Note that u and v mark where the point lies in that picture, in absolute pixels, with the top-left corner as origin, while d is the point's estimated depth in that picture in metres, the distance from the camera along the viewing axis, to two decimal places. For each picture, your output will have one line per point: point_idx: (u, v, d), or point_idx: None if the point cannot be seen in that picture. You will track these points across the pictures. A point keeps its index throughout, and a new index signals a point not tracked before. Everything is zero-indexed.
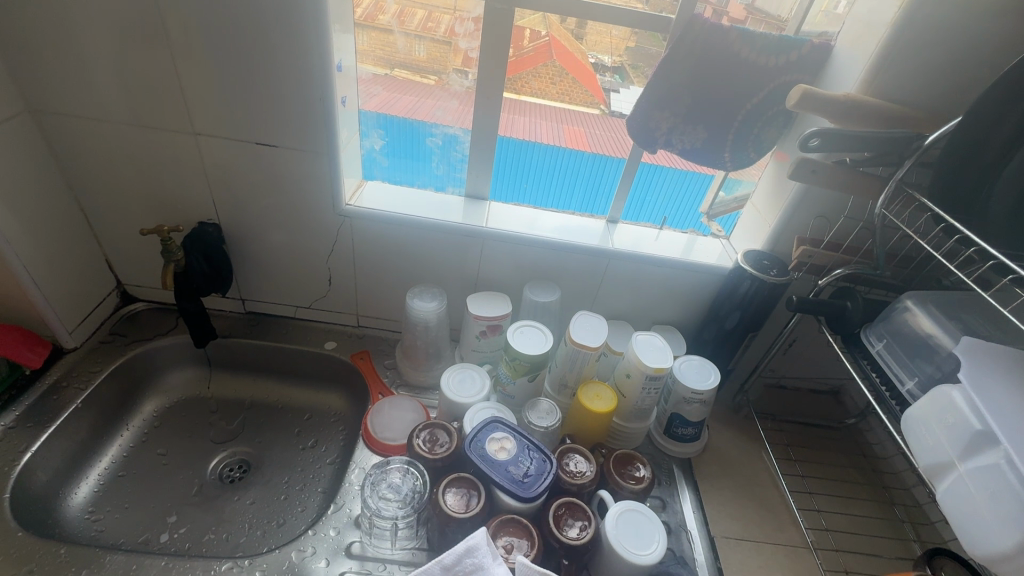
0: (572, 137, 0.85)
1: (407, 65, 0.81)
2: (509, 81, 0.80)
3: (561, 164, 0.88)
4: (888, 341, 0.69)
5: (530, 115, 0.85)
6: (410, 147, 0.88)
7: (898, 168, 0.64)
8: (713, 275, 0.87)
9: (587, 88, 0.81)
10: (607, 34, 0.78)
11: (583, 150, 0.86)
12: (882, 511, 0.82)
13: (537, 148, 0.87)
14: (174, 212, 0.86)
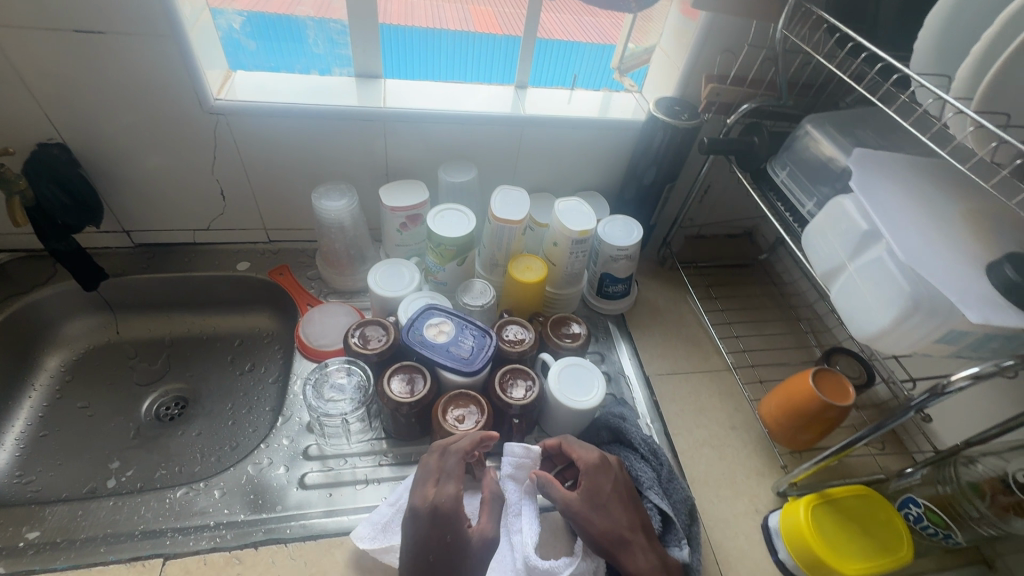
0: (481, 19, 0.81)
1: None
2: None
3: (469, 48, 0.83)
4: (790, 169, 0.72)
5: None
6: (285, 28, 0.76)
7: None
8: (628, 131, 0.85)
9: None
10: None
11: (495, 33, 0.82)
12: (790, 327, 0.93)
13: (445, 36, 0.81)
14: (2, 135, 0.71)
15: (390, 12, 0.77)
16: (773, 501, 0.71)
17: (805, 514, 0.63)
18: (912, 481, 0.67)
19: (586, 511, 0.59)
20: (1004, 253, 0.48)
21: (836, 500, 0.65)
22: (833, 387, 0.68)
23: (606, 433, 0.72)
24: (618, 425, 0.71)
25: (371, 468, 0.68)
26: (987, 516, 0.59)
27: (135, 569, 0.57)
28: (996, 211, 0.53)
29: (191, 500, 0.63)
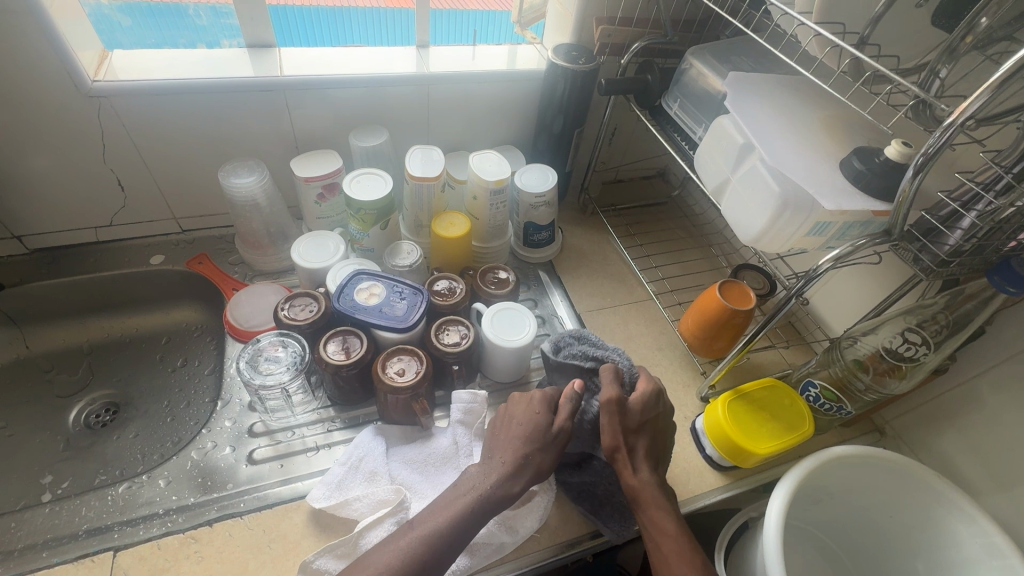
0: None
1: None
2: None
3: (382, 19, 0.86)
4: (681, 101, 0.77)
5: None
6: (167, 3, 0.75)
7: None
8: (533, 81, 0.87)
9: None
10: None
11: (407, 8, 0.87)
12: (705, 254, 1.00)
13: (356, 14, 0.84)
14: None
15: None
16: (699, 407, 0.79)
17: (723, 411, 0.70)
18: (810, 368, 0.76)
19: (604, 416, 0.59)
20: (853, 149, 0.55)
21: (747, 394, 0.72)
22: (738, 296, 0.76)
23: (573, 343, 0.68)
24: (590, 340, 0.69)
25: (321, 435, 0.70)
26: (870, 385, 0.68)
27: (84, 565, 0.56)
28: (849, 116, 0.60)
29: (136, 493, 0.62)
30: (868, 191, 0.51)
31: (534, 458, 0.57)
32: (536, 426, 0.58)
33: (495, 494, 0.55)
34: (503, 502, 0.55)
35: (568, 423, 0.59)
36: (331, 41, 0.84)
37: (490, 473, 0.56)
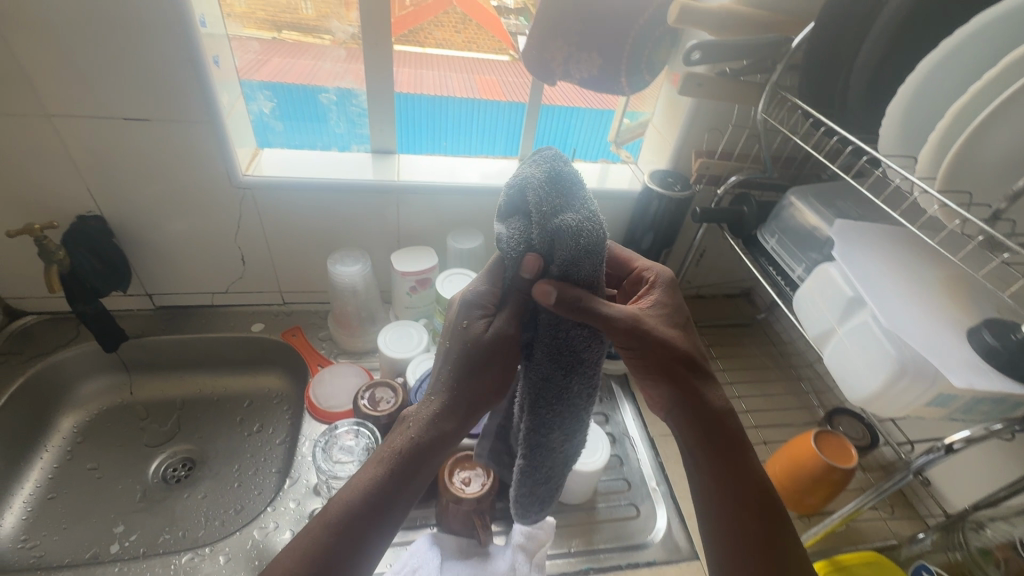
0: (486, 87, 0.87)
1: (295, 25, 0.78)
2: (411, 34, 0.81)
3: (477, 115, 0.89)
4: (779, 237, 0.77)
5: (438, 69, 0.85)
6: (304, 97, 0.83)
7: (773, 72, 0.67)
8: (626, 200, 0.91)
9: (494, 34, 0.84)
10: None
11: (499, 100, 0.88)
12: (792, 387, 0.93)
13: (451, 103, 0.87)
14: (42, 209, 0.76)
15: (400, 81, 0.83)
16: None
17: None
18: (922, 547, 0.66)
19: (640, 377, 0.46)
20: (982, 320, 0.51)
21: (845, 567, 0.64)
22: (836, 450, 0.69)
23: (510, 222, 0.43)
24: (546, 215, 0.40)
25: None
26: None
27: None
28: (973, 280, 0.56)
29: (195, 567, 0.63)
30: (1004, 372, 0.47)
31: (467, 391, 0.45)
32: (475, 359, 0.44)
33: (426, 439, 0.43)
34: (439, 447, 0.43)
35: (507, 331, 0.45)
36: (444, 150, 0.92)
37: (428, 404, 0.45)
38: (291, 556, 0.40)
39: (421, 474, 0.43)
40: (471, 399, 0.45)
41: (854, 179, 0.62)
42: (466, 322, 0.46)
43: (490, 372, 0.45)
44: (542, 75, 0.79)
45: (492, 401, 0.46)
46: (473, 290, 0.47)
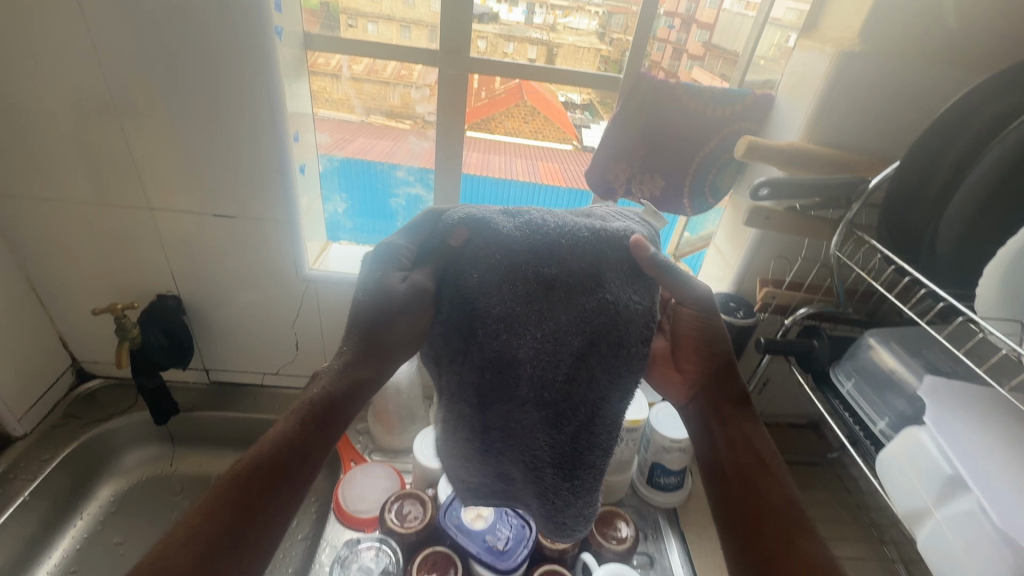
0: (547, 173, 0.86)
1: (382, 110, 0.81)
2: (481, 122, 0.82)
3: (537, 198, 0.88)
4: (857, 379, 0.69)
5: (504, 154, 0.85)
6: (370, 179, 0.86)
7: (848, 211, 0.65)
8: None
9: (558, 124, 0.83)
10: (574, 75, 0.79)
11: (559, 185, 0.87)
12: (873, 550, 0.80)
13: (514, 186, 0.87)
14: (129, 287, 0.82)
15: (466, 164, 0.84)
16: None
17: None
18: None
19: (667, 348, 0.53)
20: None
21: None
22: None
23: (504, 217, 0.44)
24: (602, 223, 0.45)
25: None
26: None
27: None
28: None
29: None
30: None
31: (370, 347, 0.43)
32: (386, 310, 0.42)
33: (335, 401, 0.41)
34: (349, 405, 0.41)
35: (421, 283, 0.43)
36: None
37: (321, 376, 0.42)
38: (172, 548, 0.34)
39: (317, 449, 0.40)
40: (366, 354, 0.43)
41: (933, 329, 0.55)
42: (381, 275, 0.43)
43: (394, 330, 0.43)
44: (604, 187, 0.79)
45: (392, 357, 0.44)
46: (388, 244, 0.44)
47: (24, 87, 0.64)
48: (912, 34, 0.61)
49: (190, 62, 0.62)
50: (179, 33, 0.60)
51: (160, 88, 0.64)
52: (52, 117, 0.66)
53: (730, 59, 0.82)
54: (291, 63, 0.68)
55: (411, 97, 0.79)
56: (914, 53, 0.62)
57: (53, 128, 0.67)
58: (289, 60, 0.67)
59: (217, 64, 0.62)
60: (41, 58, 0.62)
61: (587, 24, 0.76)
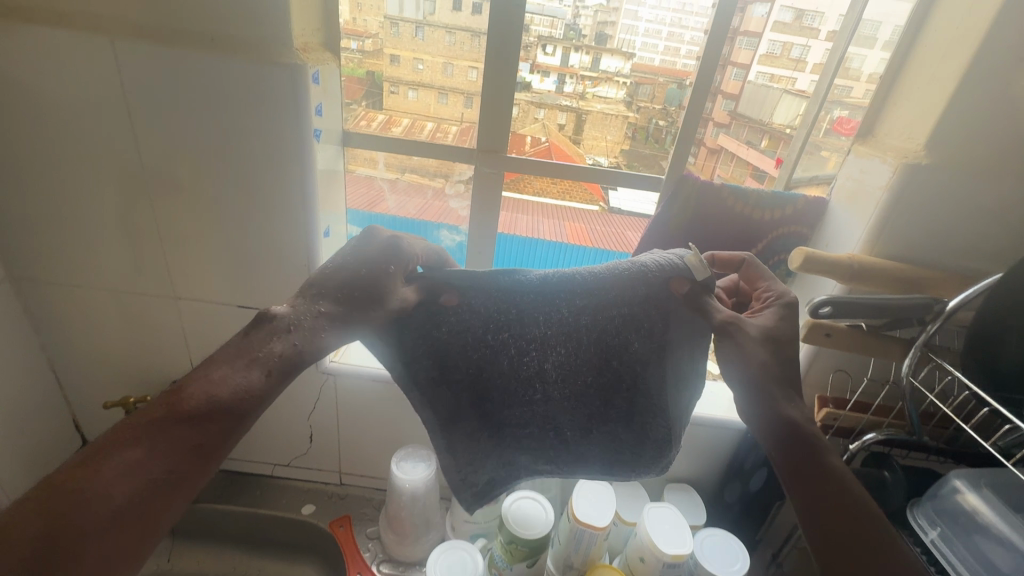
0: (574, 232, 0.80)
1: (416, 168, 0.77)
2: (509, 182, 0.77)
3: (564, 258, 0.82)
4: (943, 528, 0.59)
5: (531, 214, 0.80)
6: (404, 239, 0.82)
7: (923, 333, 0.58)
8: (729, 430, 0.81)
9: (586, 186, 0.76)
10: (602, 138, 0.75)
11: (587, 245, 0.81)
12: None
13: (539, 245, 0.82)
14: (149, 373, 0.80)
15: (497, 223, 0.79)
16: None
17: None
18: None
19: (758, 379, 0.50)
20: None
21: None
22: None
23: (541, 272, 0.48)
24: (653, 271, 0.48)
25: None
26: None
27: None
28: None
29: None
30: None
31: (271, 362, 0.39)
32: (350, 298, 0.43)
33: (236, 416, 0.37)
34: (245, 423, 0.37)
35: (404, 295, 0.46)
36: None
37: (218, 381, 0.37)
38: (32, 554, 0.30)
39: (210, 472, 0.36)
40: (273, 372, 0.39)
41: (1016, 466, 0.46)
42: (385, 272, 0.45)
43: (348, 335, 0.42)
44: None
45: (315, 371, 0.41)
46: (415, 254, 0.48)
47: (67, 186, 0.64)
48: (984, 148, 0.57)
49: (229, 166, 0.61)
50: (222, 139, 0.60)
51: (197, 188, 0.63)
52: (90, 212, 0.66)
53: (758, 129, 0.76)
54: (328, 162, 0.67)
55: (447, 182, 0.78)
56: (987, 167, 0.58)
57: (91, 222, 0.66)
58: (325, 158, 0.66)
59: (255, 168, 0.61)
60: (86, 159, 0.62)
61: (614, 91, 0.73)
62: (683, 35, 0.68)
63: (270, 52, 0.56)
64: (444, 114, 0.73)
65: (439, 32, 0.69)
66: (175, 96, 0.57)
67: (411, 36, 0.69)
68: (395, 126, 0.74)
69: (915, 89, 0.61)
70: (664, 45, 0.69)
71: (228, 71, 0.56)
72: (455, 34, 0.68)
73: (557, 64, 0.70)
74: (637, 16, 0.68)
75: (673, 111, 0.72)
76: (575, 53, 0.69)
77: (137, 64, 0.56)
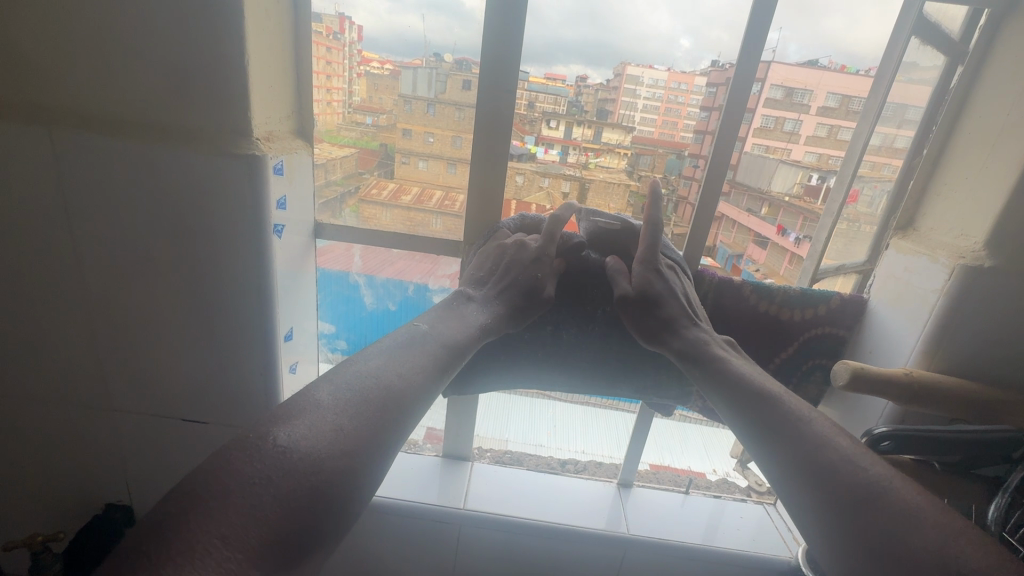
0: None
1: (409, 243, 0.67)
2: None
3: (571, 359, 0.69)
4: None
5: None
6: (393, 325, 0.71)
7: (1011, 474, 0.47)
8: (767, 568, 0.67)
9: None
10: (605, 206, 0.66)
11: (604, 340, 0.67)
12: None
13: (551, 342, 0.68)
14: (76, 496, 0.68)
15: None
16: None
17: None
18: None
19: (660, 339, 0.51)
20: None
21: None
22: None
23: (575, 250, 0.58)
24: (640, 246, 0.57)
25: None
26: None
27: None
28: None
29: None
30: None
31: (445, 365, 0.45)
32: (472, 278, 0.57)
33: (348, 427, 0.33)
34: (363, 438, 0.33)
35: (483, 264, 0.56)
36: (526, 442, 0.79)
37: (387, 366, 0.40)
38: (234, 460, 0.29)
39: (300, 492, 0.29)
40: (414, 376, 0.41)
41: None
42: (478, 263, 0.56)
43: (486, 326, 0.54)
44: (678, 394, 0.61)
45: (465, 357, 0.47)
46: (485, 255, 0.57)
47: None
48: None
49: (176, 265, 0.54)
50: (169, 235, 0.52)
51: (141, 290, 0.55)
52: (14, 313, 0.57)
53: (758, 197, 0.63)
54: (294, 255, 0.60)
55: (438, 252, 0.68)
56: None
57: (16, 330, 0.58)
58: (292, 250, 0.59)
59: (206, 268, 0.54)
60: (13, 260, 0.54)
61: (616, 160, 0.64)
62: (680, 112, 0.61)
63: (226, 142, 0.49)
64: (450, 180, 0.65)
65: (450, 109, 0.62)
66: (117, 191, 0.50)
67: (424, 112, 0.63)
68: (405, 194, 0.66)
69: (963, 177, 0.54)
70: (660, 118, 0.62)
71: (178, 164, 0.49)
72: (465, 108, 0.62)
73: (560, 137, 0.63)
74: (635, 96, 0.61)
75: (674, 180, 0.64)
76: (577, 129, 0.63)
77: (76, 158, 0.49)
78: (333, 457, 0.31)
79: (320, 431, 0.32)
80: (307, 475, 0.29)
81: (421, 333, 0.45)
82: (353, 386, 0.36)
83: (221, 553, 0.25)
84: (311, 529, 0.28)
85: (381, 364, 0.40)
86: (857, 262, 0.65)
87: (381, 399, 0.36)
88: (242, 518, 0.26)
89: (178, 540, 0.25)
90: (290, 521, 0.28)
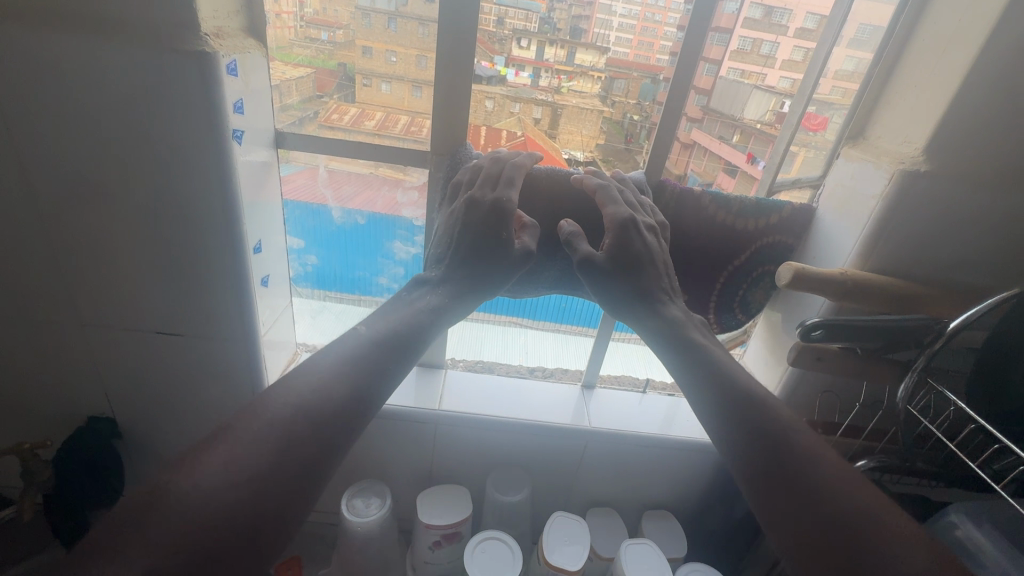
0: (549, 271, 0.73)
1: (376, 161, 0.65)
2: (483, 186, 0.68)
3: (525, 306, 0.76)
4: None
5: None
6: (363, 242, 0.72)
7: (919, 357, 0.53)
8: (710, 451, 0.76)
9: None
10: (578, 131, 0.66)
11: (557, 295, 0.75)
12: None
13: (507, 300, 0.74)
14: (58, 410, 0.70)
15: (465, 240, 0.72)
16: None
17: None
18: None
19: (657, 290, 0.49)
20: None
21: None
22: None
23: (541, 167, 0.62)
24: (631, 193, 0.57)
25: None
26: None
27: None
28: None
29: None
30: None
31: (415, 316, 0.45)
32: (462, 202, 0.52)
33: (318, 402, 0.35)
34: (328, 415, 0.35)
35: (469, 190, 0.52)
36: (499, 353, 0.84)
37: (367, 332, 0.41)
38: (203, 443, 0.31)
39: (263, 468, 0.31)
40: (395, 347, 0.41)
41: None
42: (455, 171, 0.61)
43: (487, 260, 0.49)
44: None
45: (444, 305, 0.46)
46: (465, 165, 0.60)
47: None
48: (978, 153, 0.53)
49: (135, 172, 0.53)
50: (125, 139, 0.51)
51: (99, 198, 0.54)
52: None
53: (729, 124, 0.65)
54: (257, 166, 0.59)
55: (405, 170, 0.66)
56: (979, 177, 0.54)
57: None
58: (254, 160, 0.58)
59: (167, 177, 0.53)
60: None
61: (589, 84, 0.64)
62: (658, 32, 0.60)
63: (173, 36, 0.47)
64: (417, 106, 0.63)
65: (412, 24, 0.59)
66: (62, 89, 0.48)
67: (384, 27, 0.59)
68: (368, 119, 0.63)
69: (912, 87, 0.56)
70: (635, 39, 0.61)
71: (126, 60, 0.47)
72: (429, 24, 0.58)
73: (532, 58, 0.62)
74: (611, 12, 0.60)
75: (648, 106, 0.64)
76: (549, 48, 0.61)
77: (9, 54, 0.46)
78: (305, 429, 0.33)
79: (290, 404, 0.34)
80: (272, 452, 0.31)
81: (397, 296, 0.47)
82: (328, 366, 0.38)
83: (191, 522, 0.28)
84: (285, 496, 0.31)
85: (358, 331, 0.42)
86: (813, 178, 0.67)
87: (356, 367, 0.38)
88: (210, 493, 0.29)
89: (151, 518, 0.28)
90: (256, 492, 0.30)
